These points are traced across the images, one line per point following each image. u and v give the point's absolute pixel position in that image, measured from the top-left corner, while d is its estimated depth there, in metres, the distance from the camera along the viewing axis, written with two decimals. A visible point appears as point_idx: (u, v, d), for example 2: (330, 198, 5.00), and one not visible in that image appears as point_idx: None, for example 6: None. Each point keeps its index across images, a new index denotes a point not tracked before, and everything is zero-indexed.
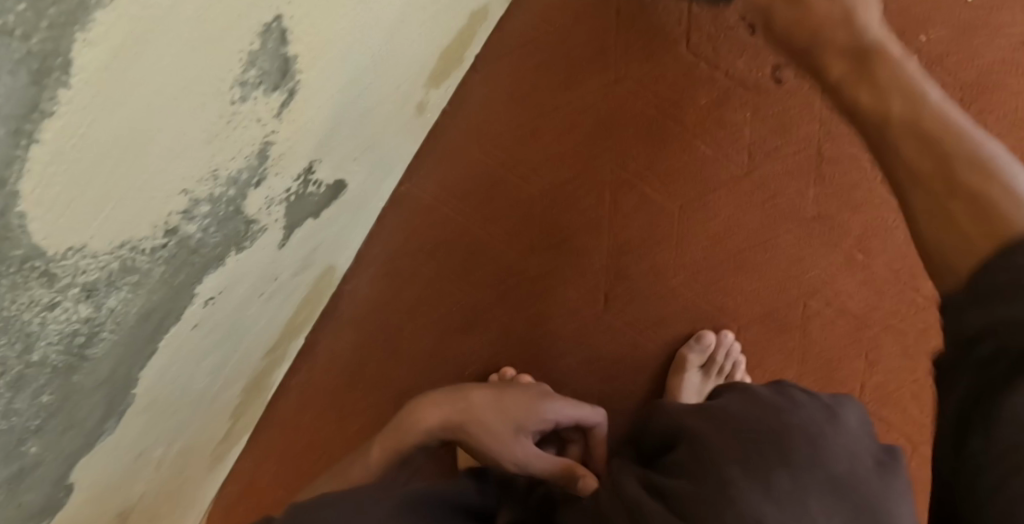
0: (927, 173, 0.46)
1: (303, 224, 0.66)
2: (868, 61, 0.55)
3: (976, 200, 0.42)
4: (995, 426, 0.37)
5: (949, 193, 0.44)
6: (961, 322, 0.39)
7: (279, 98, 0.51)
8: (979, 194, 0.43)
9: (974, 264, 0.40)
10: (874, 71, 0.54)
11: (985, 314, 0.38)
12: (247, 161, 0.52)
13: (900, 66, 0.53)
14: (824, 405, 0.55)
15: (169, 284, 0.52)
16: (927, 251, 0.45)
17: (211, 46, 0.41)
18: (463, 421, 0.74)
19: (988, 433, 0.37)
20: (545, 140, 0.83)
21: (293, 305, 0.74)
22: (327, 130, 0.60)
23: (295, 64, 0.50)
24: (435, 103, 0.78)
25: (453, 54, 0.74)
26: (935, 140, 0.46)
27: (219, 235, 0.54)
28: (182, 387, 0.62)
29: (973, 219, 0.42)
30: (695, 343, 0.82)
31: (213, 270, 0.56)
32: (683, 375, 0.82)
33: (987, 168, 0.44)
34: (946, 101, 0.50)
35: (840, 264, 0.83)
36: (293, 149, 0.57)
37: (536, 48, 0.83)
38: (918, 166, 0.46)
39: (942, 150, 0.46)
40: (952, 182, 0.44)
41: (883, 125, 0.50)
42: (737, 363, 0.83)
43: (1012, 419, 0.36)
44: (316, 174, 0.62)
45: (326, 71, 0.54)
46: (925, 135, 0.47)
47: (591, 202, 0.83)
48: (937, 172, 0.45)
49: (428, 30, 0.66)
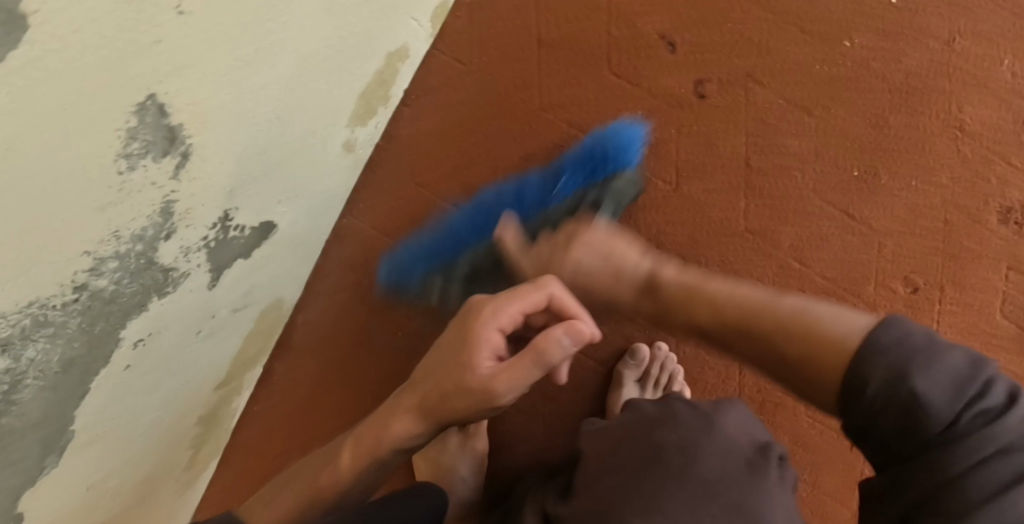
0: (776, 351, 0.53)
1: (232, 265, 0.71)
2: (655, 290, 0.65)
3: (814, 336, 0.50)
4: (922, 475, 0.42)
5: (805, 355, 0.50)
6: (850, 403, 0.46)
7: (171, 162, 0.57)
8: (815, 341, 0.49)
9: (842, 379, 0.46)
10: (670, 298, 0.64)
11: (863, 391, 0.45)
12: (151, 219, 0.58)
13: (683, 278, 0.63)
14: (709, 415, 0.63)
15: (89, 333, 0.58)
16: (818, 400, 0.50)
17: (88, 130, 0.48)
18: (439, 410, 0.58)
19: (914, 486, 0.43)
20: (478, 168, 0.88)
21: (239, 338, 0.80)
22: (236, 180, 0.65)
23: (182, 131, 0.56)
24: (365, 140, 0.82)
25: (374, 94, 0.79)
26: (774, 333, 0.53)
27: (135, 285, 0.60)
28: (128, 421, 0.68)
29: (827, 355, 0.48)
30: (630, 359, 0.86)
31: (137, 316, 0.62)
32: (622, 390, 0.86)
33: (801, 325, 0.51)
34: (750, 288, 0.58)
35: (777, 273, 0.86)
36: (200, 203, 0.62)
37: (463, 81, 0.87)
38: (772, 343, 0.53)
39: (776, 325, 0.53)
40: (802, 344, 0.50)
41: (732, 333, 0.57)
42: (673, 374, 0.86)
43: (933, 470, 0.42)
44: (234, 220, 0.68)
45: (218, 133, 0.60)
46: (762, 332, 0.54)
47: None
48: (781, 343, 0.52)
49: (336, 79, 0.70)
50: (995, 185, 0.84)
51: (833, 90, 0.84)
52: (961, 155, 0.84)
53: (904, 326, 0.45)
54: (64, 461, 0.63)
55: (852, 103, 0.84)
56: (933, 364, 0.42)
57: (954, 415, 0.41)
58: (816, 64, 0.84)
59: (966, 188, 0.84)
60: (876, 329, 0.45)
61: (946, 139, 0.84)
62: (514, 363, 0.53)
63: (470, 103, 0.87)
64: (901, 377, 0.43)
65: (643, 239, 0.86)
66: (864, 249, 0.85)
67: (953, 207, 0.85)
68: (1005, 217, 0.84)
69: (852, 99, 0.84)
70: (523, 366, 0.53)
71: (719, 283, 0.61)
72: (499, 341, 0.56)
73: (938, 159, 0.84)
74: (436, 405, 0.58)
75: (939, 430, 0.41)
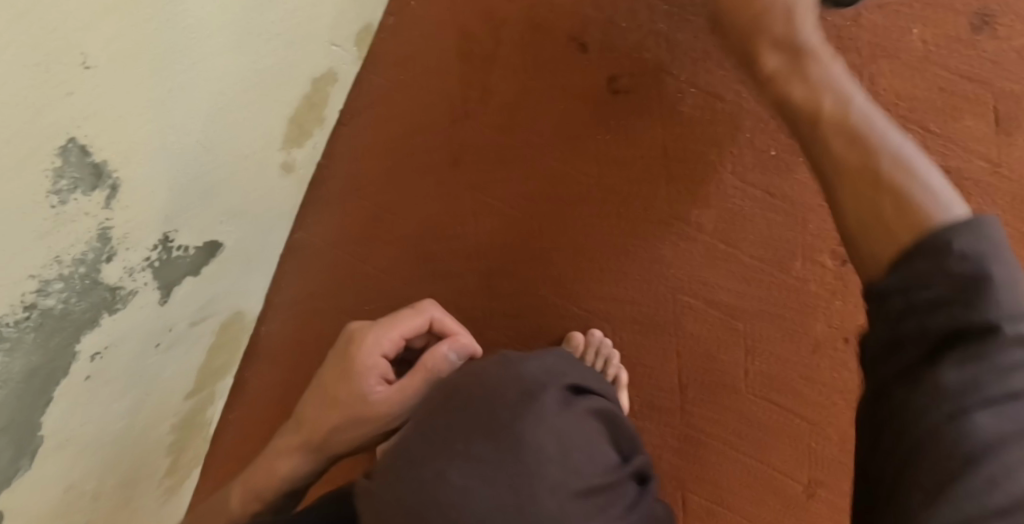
0: (868, 213, 0.48)
1: (181, 282, 0.79)
2: (846, 111, 0.56)
3: (886, 199, 0.48)
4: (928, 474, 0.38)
5: (899, 210, 0.47)
6: (888, 369, 0.42)
7: (102, 194, 0.64)
8: (907, 199, 0.46)
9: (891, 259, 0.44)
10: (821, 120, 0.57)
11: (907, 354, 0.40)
12: (89, 244, 0.66)
13: (875, 121, 0.54)
14: (503, 358, 0.65)
15: (47, 347, 0.65)
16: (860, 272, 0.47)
17: (20, 169, 0.55)
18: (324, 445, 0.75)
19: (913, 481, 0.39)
20: (416, 177, 0.93)
21: (202, 348, 0.89)
22: (172, 206, 0.73)
23: (107, 166, 0.63)
24: (303, 161, 0.90)
25: (306, 118, 0.87)
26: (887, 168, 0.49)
27: (84, 303, 0.68)
28: (97, 427, 0.77)
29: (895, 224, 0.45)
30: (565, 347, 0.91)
31: (90, 331, 0.70)
32: None
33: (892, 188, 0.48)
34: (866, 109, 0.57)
35: (707, 256, 0.89)
36: (139, 227, 0.70)
37: (394, 96, 0.92)
38: (867, 204, 0.49)
39: (890, 182, 0.48)
40: (891, 212, 0.47)
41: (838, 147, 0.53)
42: (609, 357, 0.89)
43: (939, 468, 0.38)
44: (176, 241, 0.76)
45: (145, 165, 0.68)
46: (877, 176, 0.49)
47: (460, 227, 0.93)
48: (874, 209, 0.48)
49: (262, 105, 0.78)
50: (913, 152, 0.87)
51: None
52: None
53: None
54: (37, 464, 0.71)
55: None
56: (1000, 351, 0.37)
57: (989, 411, 0.37)
58: None
59: None
60: (973, 223, 0.41)
61: None
62: (402, 385, 0.71)
63: (402, 116, 0.93)
64: (960, 353, 0.38)
65: (575, 232, 0.91)
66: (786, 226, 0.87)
67: None
68: None
69: None
70: (412, 384, 0.71)
71: (902, 137, 0.52)
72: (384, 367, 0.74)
73: None
74: (321, 441, 0.74)
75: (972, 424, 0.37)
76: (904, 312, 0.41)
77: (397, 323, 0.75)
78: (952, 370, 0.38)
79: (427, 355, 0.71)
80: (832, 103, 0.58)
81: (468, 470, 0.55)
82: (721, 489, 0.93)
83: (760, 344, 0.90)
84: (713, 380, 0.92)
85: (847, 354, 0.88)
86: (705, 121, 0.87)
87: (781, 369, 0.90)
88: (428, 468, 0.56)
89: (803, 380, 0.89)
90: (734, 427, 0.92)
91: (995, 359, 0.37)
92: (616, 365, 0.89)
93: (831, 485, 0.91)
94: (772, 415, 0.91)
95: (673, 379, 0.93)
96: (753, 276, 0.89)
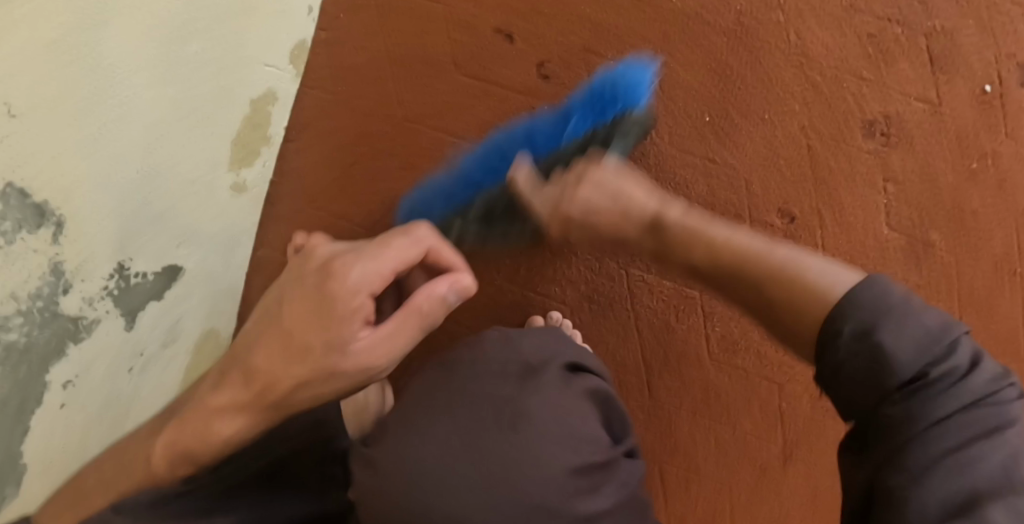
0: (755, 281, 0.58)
1: (145, 308, 0.84)
2: (659, 225, 0.70)
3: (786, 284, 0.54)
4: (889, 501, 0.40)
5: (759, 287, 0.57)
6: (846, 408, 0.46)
7: (49, 231, 0.67)
8: (801, 292, 0.52)
9: (813, 325, 0.49)
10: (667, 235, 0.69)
11: (845, 387, 0.45)
12: (44, 278, 0.68)
13: (696, 224, 0.68)
14: (496, 336, 0.70)
15: (16, 377, 0.68)
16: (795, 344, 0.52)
17: None
18: (271, 386, 0.53)
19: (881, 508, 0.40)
20: (368, 182, 0.97)
21: (177, 367, 0.95)
22: (123, 235, 0.77)
23: (49, 205, 0.66)
24: (255, 181, 0.94)
25: (249, 138, 0.91)
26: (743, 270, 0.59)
27: (47, 334, 0.71)
28: (80, 451, 0.81)
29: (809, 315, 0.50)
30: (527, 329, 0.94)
31: (58, 361, 0.74)
32: None
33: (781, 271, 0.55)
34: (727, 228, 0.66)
35: None
36: (92, 259, 0.74)
37: (334, 109, 0.96)
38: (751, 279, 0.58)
39: (749, 277, 0.59)
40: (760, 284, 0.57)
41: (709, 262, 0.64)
42: (572, 336, 0.92)
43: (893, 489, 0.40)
44: (132, 268, 0.80)
45: (89, 198, 0.71)
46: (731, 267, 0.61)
47: None
48: (746, 283, 0.59)
49: (201, 130, 0.82)
50: (852, 100, 0.86)
51: (668, 46, 0.88)
52: (810, 82, 0.86)
53: (882, 286, 0.46)
54: (23, 492, 0.73)
55: (688, 54, 0.88)
56: (897, 351, 0.43)
57: (942, 432, 0.40)
58: (648, 26, 0.88)
59: (822, 110, 0.87)
60: (862, 284, 0.47)
61: (791, 68, 0.86)
62: (389, 333, 0.53)
63: (348, 126, 0.96)
64: (883, 371, 0.43)
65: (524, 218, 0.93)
66: (730, 190, 0.89)
67: (812, 131, 0.87)
68: (869, 131, 0.86)
69: (687, 50, 0.88)
70: (405, 331, 0.53)
71: (749, 240, 0.62)
72: (369, 307, 0.53)
73: (789, 88, 0.87)
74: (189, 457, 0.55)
75: (919, 446, 0.40)
76: (836, 356, 0.45)
77: (375, 241, 0.55)
78: (906, 431, 0.41)
79: (417, 294, 0.53)
80: (555, 187, 0.78)
81: (439, 430, 0.61)
82: (692, 457, 0.94)
83: (718, 311, 0.90)
84: (676, 351, 0.92)
85: None
86: None
87: (741, 334, 0.90)
88: (409, 430, 0.62)
89: (764, 342, 0.89)
90: (703, 394, 0.92)
91: (935, 414, 0.40)
92: (579, 344, 0.92)
93: (807, 443, 0.91)
94: (739, 380, 0.91)
95: (636, 354, 0.94)
96: None
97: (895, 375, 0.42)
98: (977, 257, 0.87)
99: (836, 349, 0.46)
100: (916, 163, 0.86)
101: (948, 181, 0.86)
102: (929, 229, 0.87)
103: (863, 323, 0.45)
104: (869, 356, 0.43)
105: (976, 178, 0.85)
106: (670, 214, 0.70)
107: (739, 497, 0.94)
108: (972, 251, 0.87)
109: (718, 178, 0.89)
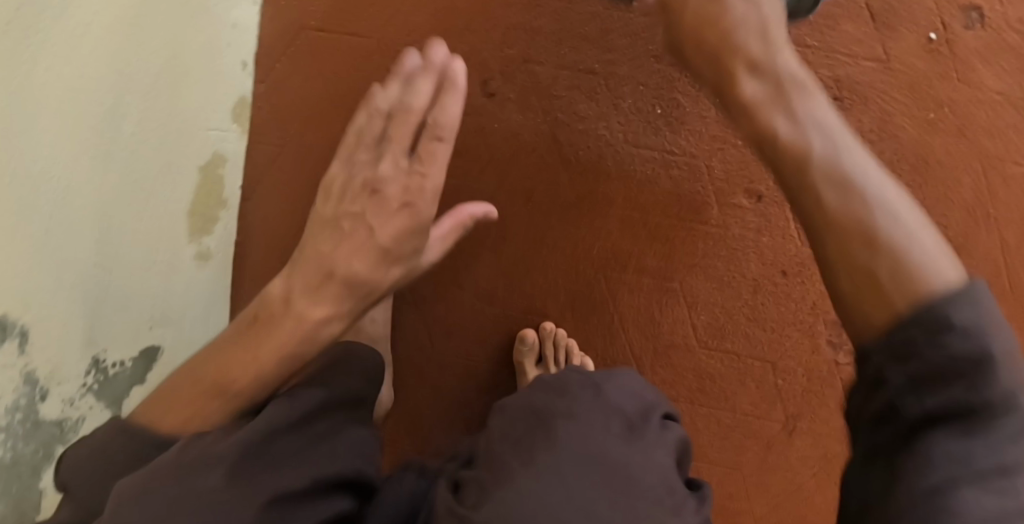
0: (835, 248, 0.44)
1: (128, 396, 0.82)
2: (781, 94, 0.53)
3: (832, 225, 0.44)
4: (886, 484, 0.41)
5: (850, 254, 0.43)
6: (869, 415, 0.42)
7: (13, 342, 0.64)
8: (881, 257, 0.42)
9: (881, 321, 0.41)
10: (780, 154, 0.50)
11: (897, 395, 0.40)
12: (17, 389, 0.65)
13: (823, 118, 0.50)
14: (589, 377, 0.62)
15: (9, 496, 0.66)
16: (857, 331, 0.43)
17: None
18: (376, 286, 0.59)
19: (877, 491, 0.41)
20: None
21: None
22: (93, 329, 0.76)
23: (10, 317, 0.63)
24: (218, 245, 0.94)
25: (205, 203, 0.90)
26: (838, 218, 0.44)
27: (33, 444, 0.69)
28: None
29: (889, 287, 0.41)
30: (523, 346, 0.91)
31: (46, 469, 0.71)
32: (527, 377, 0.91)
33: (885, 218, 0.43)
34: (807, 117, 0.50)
35: (628, 226, 0.89)
36: (65, 361, 0.72)
37: (284, 158, 0.94)
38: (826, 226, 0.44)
39: (830, 195, 0.45)
40: (846, 244, 0.43)
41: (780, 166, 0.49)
42: (570, 346, 0.90)
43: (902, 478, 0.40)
44: (107, 359, 0.78)
45: (53, 301, 0.69)
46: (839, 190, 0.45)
47: None
48: (834, 242, 0.44)
49: (150, 209, 0.81)
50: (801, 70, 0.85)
51: (609, 42, 0.86)
52: None
53: (987, 307, 0.39)
54: None
55: (630, 46, 0.86)
56: (994, 375, 0.38)
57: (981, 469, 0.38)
58: (584, 26, 0.87)
59: None
60: (959, 292, 0.39)
61: None
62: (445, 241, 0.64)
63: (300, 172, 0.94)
64: (959, 388, 0.38)
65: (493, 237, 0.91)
66: (694, 179, 0.87)
67: None
68: None
69: (629, 42, 0.86)
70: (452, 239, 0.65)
71: (872, 176, 0.45)
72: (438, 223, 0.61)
73: None
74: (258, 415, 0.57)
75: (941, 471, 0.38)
76: (907, 355, 0.39)
77: (422, 97, 0.58)
78: (926, 407, 0.39)
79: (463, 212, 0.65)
80: (738, 11, 0.58)
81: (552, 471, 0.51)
82: (702, 450, 0.93)
83: (701, 299, 0.89)
84: (666, 344, 0.91)
85: (790, 286, 0.88)
86: (584, 96, 0.88)
87: (727, 316, 0.89)
88: (522, 471, 0.52)
89: (751, 322, 0.89)
90: (699, 383, 0.91)
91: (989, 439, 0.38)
92: (578, 352, 0.90)
93: (810, 415, 0.90)
94: (733, 363, 0.90)
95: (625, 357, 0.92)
96: (676, 237, 0.88)
97: (973, 395, 0.38)
98: (948, 206, 0.86)
99: (901, 356, 0.40)
100: (875, 121, 0.86)
101: (908, 136, 0.86)
102: (897, 185, 0.86)
103: (953, 334, 0.38)
104: (948, 371, 0.38)
105: (935, 128, 0.85)
106: (777, 110, 0.52)
107: (750, 478, 0.92)
108: (942, 201, 0.86)
109: (679, 167, 0.87)
